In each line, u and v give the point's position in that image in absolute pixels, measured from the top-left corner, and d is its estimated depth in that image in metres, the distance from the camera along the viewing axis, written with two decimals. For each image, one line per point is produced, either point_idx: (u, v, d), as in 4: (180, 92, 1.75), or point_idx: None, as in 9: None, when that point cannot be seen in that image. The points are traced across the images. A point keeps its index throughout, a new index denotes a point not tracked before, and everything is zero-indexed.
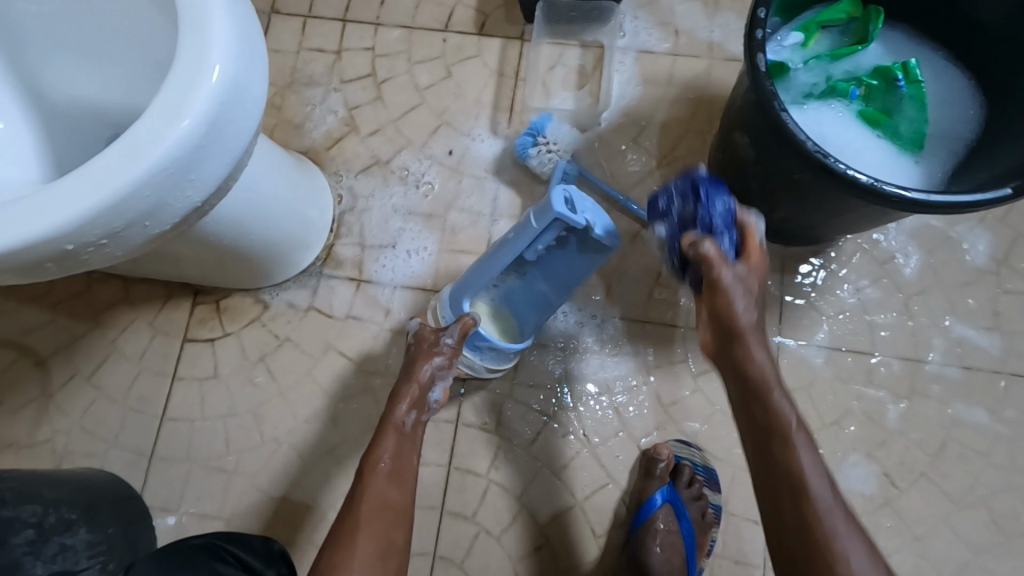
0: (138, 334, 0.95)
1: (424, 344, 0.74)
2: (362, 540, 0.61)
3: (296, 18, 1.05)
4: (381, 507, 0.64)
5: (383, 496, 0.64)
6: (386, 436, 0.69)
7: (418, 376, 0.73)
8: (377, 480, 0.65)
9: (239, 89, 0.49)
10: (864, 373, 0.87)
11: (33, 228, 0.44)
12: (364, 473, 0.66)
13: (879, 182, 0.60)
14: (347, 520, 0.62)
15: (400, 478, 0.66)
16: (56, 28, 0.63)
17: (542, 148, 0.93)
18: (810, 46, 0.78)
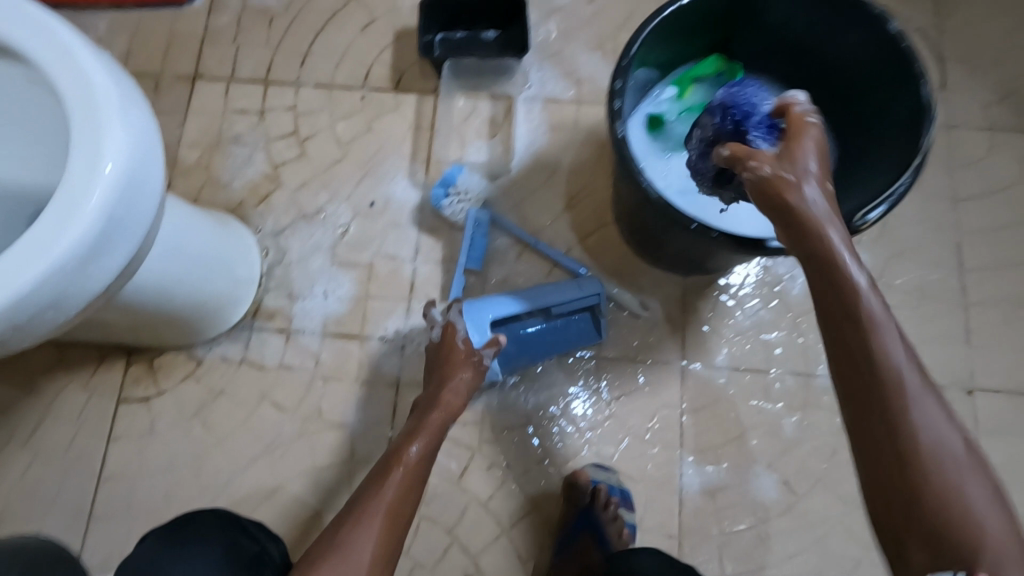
0: (72, 397, 0.97)
1: (460, 352, 0.82)
2: (377, 524, 0.63)
3: (221, 81, 1.10)
4: (399, 498, 0.66)
5: (406, 488, 0.68)
6: (417, 438, 0.73)
7: (455, 380, 0.80)
8: (401, 475, 0.68)
9: (133, 183, 0.55)
10: (762, 389, 0.95)
11: None
12: (390, 467, 0.69)
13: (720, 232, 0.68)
14: (368, 503, 0.65)
15: (421, 474, 0.70)
16: None
17: (455, 199, 1.01)
18: (685, 98, 0.86)
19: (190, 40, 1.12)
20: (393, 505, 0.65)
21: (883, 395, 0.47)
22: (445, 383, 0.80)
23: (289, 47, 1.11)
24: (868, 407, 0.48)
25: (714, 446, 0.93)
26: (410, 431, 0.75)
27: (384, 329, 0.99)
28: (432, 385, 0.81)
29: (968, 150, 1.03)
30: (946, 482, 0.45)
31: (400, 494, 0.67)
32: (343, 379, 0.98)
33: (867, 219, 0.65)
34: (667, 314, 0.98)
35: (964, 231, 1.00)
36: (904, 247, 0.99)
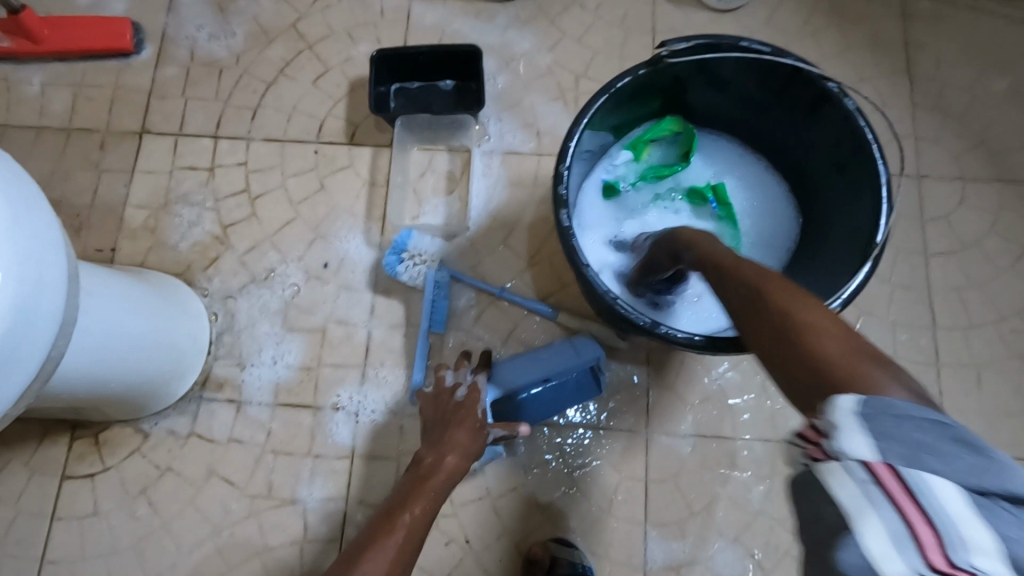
0: (14, 476, 0.94)
1: (474, 417, 0.77)
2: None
3: (169, 137, 1.06)
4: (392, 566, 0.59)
5: (403, 556, 0.60)
6: (416, 499, 0.66)
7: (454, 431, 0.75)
8: (399, 536, 0.61)
9: (28, 304, 0.52)
10: (728, 458, 0.92)
11: None
12: (386, 528, 0.62)
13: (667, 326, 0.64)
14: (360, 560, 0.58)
15: (419, 538, 0.63)
16: None
17: (409, 263, 0.97)
18: (642, 161, 0.84)
19: (137, 94, 1.08)
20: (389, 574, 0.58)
21: (788, 306, 0.45)
22: (452, 437, 0.74)
23: (240, 100, 1.08)
24: (782, 340, 0.43)
25: (678, 519, 0.89)
26: (410, 489, 0.68)
27: (335, 397, 0.95)
28: (431, 443, 0.74)
29: (938, 201, 1.00)
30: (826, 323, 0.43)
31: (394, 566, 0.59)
32: (294, 452, 0.94)
33: None
34: (631, 380, 0.94)
35: (935, 287, 0.97)
36: (874, 305, 0.96)
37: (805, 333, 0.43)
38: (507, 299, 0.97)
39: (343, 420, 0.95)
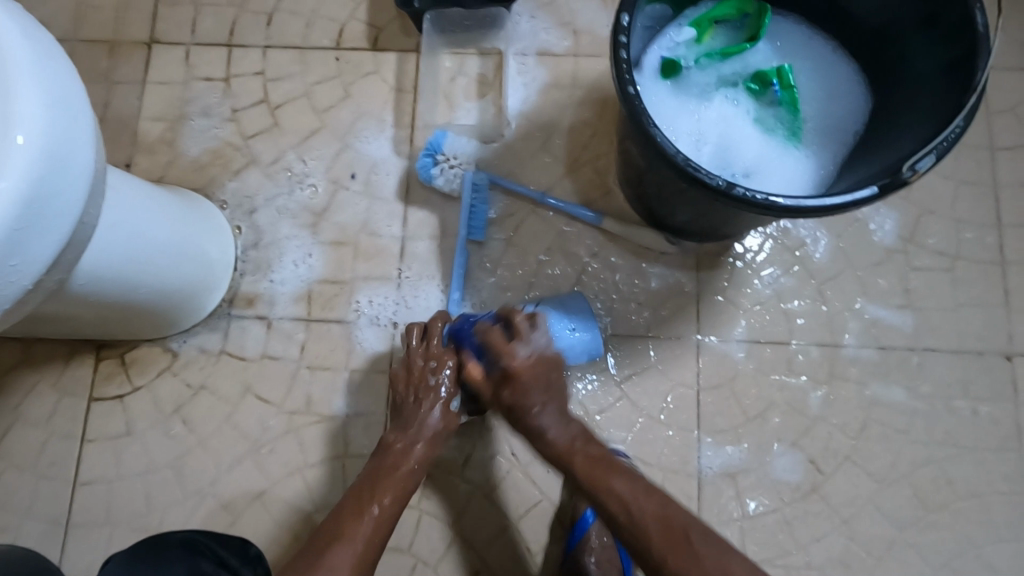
0: (42, 398, 0.90)
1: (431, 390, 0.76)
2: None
3: (181, 46, 1.00)
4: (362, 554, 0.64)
5: (370, 551, 0.64)
6: (388, 487, 0.69)
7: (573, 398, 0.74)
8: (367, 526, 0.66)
9: (55, 158, 0.46)
10: (784, 363, 0.88)
11: None
12: (357, 515, 0.66)
13: (738, 186, 0.60)
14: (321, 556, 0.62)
15: (382, 534, 0.66)
16: None
17: (445, 166, 0.91)
18: (704, 43, 0.77)
19: (145, 2, 1.01)
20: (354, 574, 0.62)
21: (670, 548, 0.60)
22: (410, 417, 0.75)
23: (255, 7, 1.01)
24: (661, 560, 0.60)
25: (733, 426, 0.86)
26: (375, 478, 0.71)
27: (356, 303, 0.92)
28: (401, 418, 0.76)
29: (1006, 93, 0.93)
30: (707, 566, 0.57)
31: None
32: (330, 367, 0.90)
33: (918, 169, 0.57)
34: (680, 285, 0.90)
35: (1001, 184, 0.91)
36: (936, 204, 0.91)
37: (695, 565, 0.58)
38: (549, 205, 0.92)
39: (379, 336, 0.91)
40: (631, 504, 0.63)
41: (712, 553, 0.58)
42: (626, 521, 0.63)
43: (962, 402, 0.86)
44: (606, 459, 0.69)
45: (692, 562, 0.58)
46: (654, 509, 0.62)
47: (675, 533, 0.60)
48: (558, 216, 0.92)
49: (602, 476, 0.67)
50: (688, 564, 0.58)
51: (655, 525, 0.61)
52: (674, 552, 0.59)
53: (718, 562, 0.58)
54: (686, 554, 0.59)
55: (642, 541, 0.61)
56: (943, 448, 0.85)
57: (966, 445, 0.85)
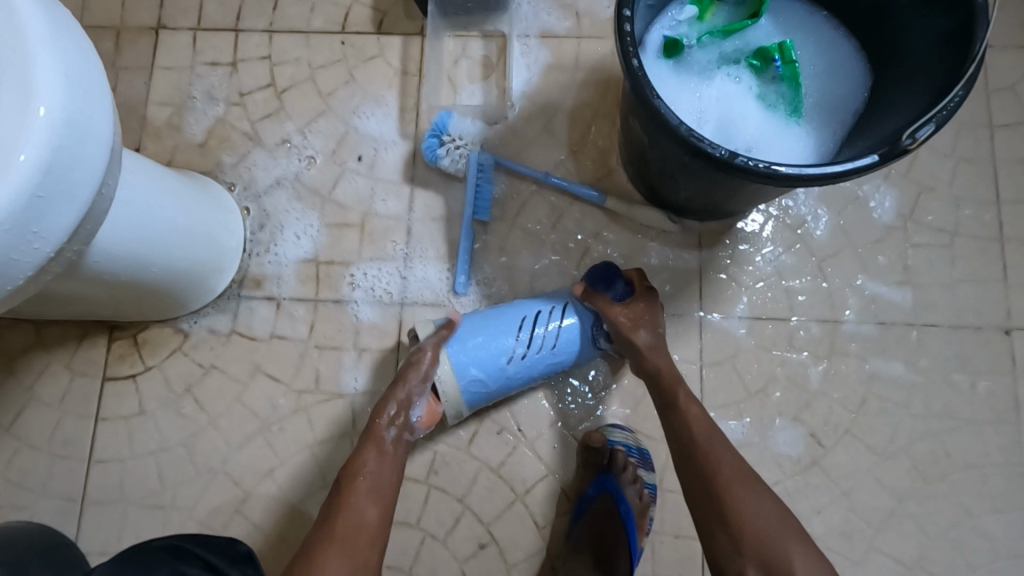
0: (55, 378, 0.92)
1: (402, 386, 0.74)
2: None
3: (187, 32, 1.01)
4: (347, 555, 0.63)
5: (357, 529, 0.64)
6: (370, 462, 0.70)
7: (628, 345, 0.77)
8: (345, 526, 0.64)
9: (74, 130, 0.47)
10: (785, 339, 0.89)
11: None
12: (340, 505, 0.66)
13: (739, 156, 0.61)
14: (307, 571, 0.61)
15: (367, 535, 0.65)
16: None
17: (450, 146, 0.92)
18: (705, 20, 0.78)
19: None
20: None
21: (741, 488, 0.65)
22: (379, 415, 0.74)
23: None
24: (743, 487, 0.65)
25: (735, 401, 0.88)
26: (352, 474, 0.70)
27: (350, 275, 0.94)
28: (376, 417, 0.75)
29: (1005, 72, 0.94)
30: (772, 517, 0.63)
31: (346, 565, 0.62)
32: (338, 346, 0.92)
33: (917, 138, 0.58)
34: (682, 263, 0.91)
35: (1000, 161, 0.92)
36: (935, 181, 0.92)
37: (754, 504, 0.64)
38: (553, 185, 0.93)
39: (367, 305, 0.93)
40: (709, 436, 0.69)
41: (772, 503, 0.64)
42: (704, 450, 0.68)
43: (961, 376, 0.88)
44: (692, 398, 0.73)
45: (755, 500, 0.64)
46: (731, 458, 0.67)
47: (744, 475, 0.66)
48: (561, 196, 0.93)
49: (682, 407, 0.72)
50: (750, 499, 0.64)
51: (732, 469, 0.66)
52: (735, 488, 0.65)
53: (776, 514, 0.63)
54: (750, 495, 0.64)
55: (714, 467, 0.66)
56: (941, 421, 0.87)
57: (965, 418, 0.87)
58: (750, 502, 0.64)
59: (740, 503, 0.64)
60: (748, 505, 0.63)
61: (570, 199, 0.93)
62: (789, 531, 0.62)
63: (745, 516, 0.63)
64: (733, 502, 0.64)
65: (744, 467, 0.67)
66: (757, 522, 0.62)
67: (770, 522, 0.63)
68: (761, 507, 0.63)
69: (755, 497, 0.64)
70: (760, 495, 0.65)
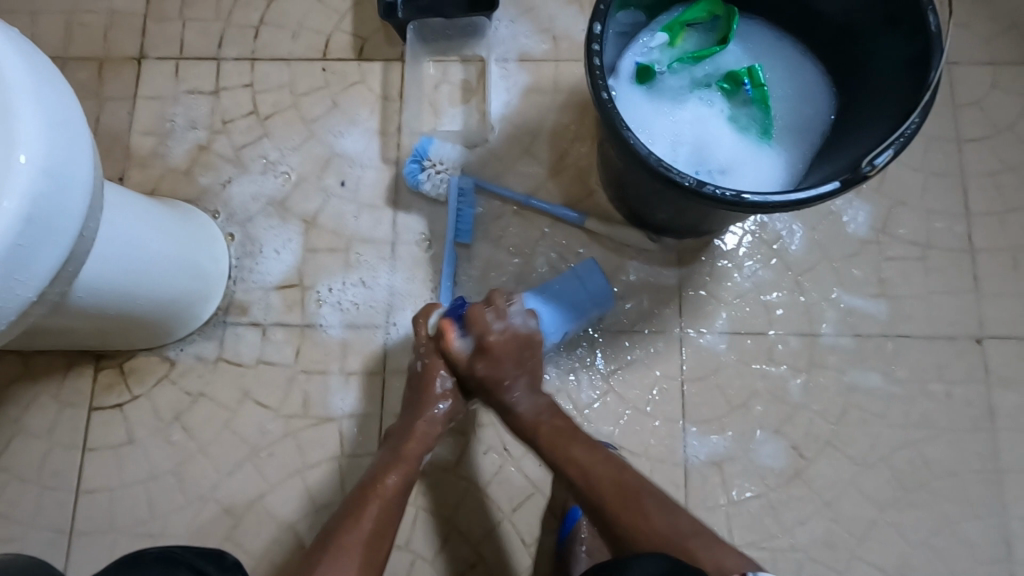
0: (42, 410, 0.92)
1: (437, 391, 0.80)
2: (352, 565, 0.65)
3: (171, 61, 1.02)
4: (369, 544, 0.67)
5: (381, 522, 0.69)
6: (396, 467, 0.74)
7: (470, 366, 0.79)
8: (375, 509, 0.70)
9: (54, 176, 0.48)
10: (764, 353, 0.91)
11: None
12: (364, 499, 0.71)
13: (708, 184, 0.63)
14: (335, 546, 0.66)
15: (388, 531, 0.70)
16: None
17: (432, 172, 0.94)
18: (677, 46, 0.80)
19: (134, 19, 1.03)
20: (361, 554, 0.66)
21: (619, 509, 0.66)
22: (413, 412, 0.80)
23: (241, 21, 1.03)
24: (624, 504, 0.66)
25: (717, 416, 0.89)
26: (381, 464, 0.76)
27: (317, 293, 0.95)
28: (404, 417, 0.80)
29: (971, 86, 0.97)
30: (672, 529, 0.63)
31: (365, 549, 0.67)
32: (325, 370, 0.93)
33: (876, 164, 0.60)
34: (661, 280, 0.93)
35: (969, 174, 0.95)
36: (907, 195, 0.95)
37: (638, 512, 0.65)
38: (534, 207, 0.94)
39: (346, 327, 0.94)
40: (583, 463, 0.71)
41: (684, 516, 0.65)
42: (586, 485, 0.70)
43: (937, 385, 0.89)
44: (569, 430, 0.75)
45: (638, 512, 0.65)
46: (604, 467, 0.70)
47: (627, 492, 0.67)
48: (542, 216, 0.95)
49: (563, 446, 0.73)
50: (629, 514, 0.65)
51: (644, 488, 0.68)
52: (619, 509, 0.66)
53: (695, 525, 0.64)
54: (641, 515, 0.65)
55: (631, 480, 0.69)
56: (919, 430, 0.88)
57: (942, 427, 0.88)
58: (632, 513, 0.65)
59: (638, 517, 0.65)
60: (652, 529, 0.64)
61: (550, 218, 0.95)
62: (686, 531, 0.63)
63: (640, 542, 0.64)
64: (614, 520, 0.66)
65: (628, 486, 0.68)
66: (650, 539, 0.63)
67: (663, 533, 0.63)
68: (649, 508, 0.65)
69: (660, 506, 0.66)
70: (659, 509, 0.66)
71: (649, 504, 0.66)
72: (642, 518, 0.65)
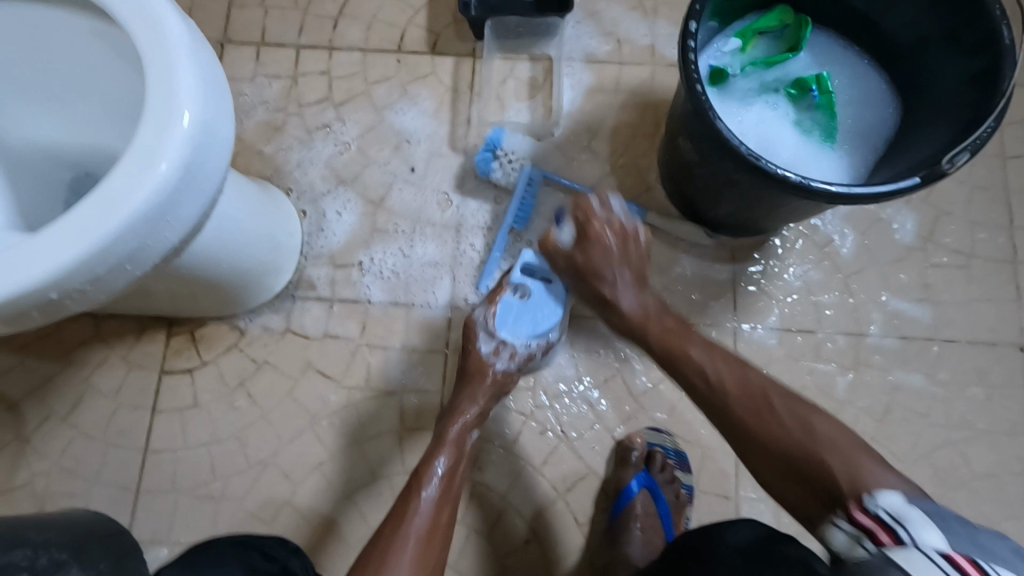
0: (113, 370, 0.95)
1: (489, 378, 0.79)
2: (412, 547, 0.63)
3: (250, 46, 1.07)
4: (432, 525, 0.66)
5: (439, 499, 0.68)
6: (445, 448, 0.73)
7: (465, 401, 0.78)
8: (433, 490, 0.69)
9: (207, 133, 0.52)
10: (813, 350, 0.94)
11: (32, 273, 0.48)
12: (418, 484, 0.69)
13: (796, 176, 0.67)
14: (401, 530, 0.64)
15: (445, 512, 0.68)
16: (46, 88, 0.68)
17: (503, 160, 0.98)
18: (747, 52, 0.84)
19: (216, 4, 1.08)
20: (422, 546, 0.63)
21: (752, 419, 0.60)
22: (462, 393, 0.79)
23: (319, 11, 1.08)
24: (749, 415, 0.60)
25: None
26: (430, 447, 0.75)
27: (359, 263, 0.99)
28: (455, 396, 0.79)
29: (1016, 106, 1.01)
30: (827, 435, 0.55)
31: (439, 502, 0.68)
32: (388, 346, 0.96)
33: (954, 163, 0.64)
34: (714, 275, 0.97)
35: (1012, 189, 0.99)
36: (952, 206, 0.99)
37: (776, 427, 0.58)
38: None
39: (409, 305, 0.97)
40: (710, 372, 0.64)
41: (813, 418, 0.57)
42: (708, 382, 0.64)
43: (978, 389, 0.93)
44: (681, 330, 0.71)
45: (776, 423, 0.58)
46: (755, 374, 0.62)
47: (755, 396, 0.60)
48: None
49: (679, 344, 0.69)
50: (760, 428, 0.59)
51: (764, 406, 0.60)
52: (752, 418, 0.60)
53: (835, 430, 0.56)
54: (768, 419, 0.59)
55: (731, 409, 0.62)
56: (959, 431, 0.92)
57: (982, 429, 0.92)
58: (769, 428, 0.58)
59: (759, 435, 0.59)
60: (775, 437, 0.58)
61: None
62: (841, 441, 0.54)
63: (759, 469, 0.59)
64: (745, 432, 0.60)
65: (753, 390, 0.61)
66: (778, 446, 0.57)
67: (800, 441, 0.56)
68: (783, 416, 0.58)
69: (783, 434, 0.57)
70: (817, 417, 0.57)
71: (802, 406, 0.58)
72: (762, 429, 0.59)
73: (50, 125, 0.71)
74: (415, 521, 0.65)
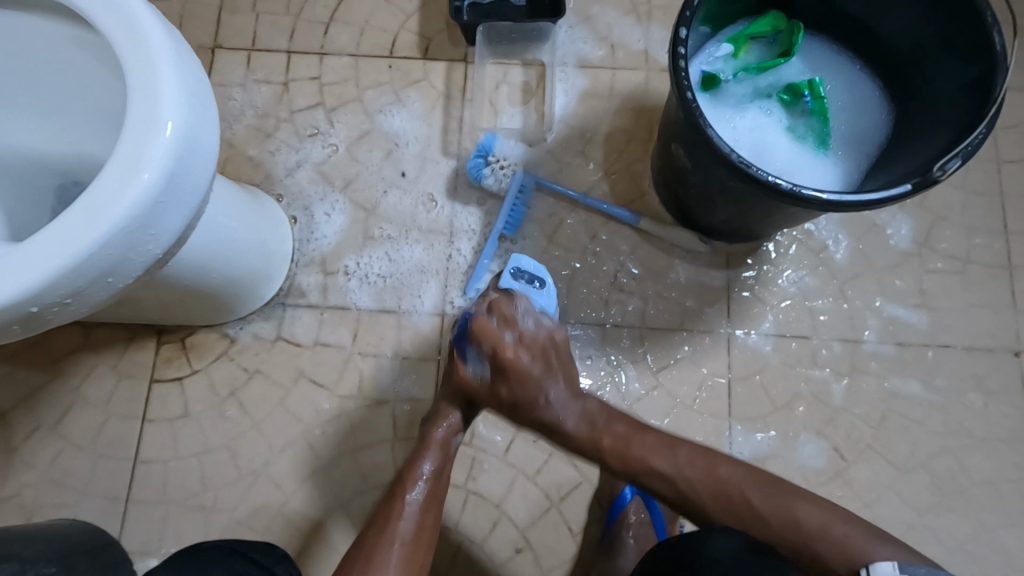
0: (102, 379, 0.94)
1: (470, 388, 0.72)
2: (395, 553, 0.63)
3: (242, 52, 1.06)
4: (417, 536, 0.65)
5: (424, 507, 0.67)
6: (427, 451, 0.72)
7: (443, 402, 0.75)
8: (417, 497, 0.68)
9: (191, 143, 0.52)
10: (809, 356, 0.93)
11: (13, 287, 0.47)
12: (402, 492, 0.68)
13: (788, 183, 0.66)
14: (384, 538, 0.64)
15: (429, 521, 0.67)
16: (32, 95, 0.68)
17: (495, 167, 0.97)
18: (739, 57, 0.84)
19: (207, 10, 1.07)
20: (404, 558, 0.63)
21: (728, 500, 0.62)
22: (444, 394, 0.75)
23: (310, 16, 1.07)
24: (716, 510, 0.62)
25: (761, 414, 0.92)
26: (414, 451, 0.73)
27: (344, 267, 0.98)
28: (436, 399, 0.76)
29: (1011, 111, 1.01)
30: (818, 526, 0.57)
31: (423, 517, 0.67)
32: (380, 354, 0.95)
33: (947, 169, 0.64)
34: (708, 281, 0.96)
35: (1007, 194, 0.99)
36: (948, 211, 0.98)
37: (786, 510, 0.59)
38: (588, 205, 0.97)
39: (402, 312, 0.96)
40: (679, 484, 0.65)
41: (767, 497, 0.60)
42: (682, 490, 0.64)
43: (975, 395, 0.92)
44: (628, 434, 0.69)
45: (748, 509, 0.60)
46: (741, 471, 0.63)
47: (727, 490, 0.62)
48: (596, 213, 0.98)
49: (630, 454, 0.68)
50: (756, 520, 0.60)
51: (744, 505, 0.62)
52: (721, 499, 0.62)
53: (754, 484, 0.61)
54: (771, 501, 0.60)
55: (695, 506, 0.64)
56: (956, 438, 0.91)
57: (979, 436, 0.91)
58: (743, 517, 0.61)
59: (746, 523, 0.60)
60: (761, 517, 0.60)
61: (605, 216, 0.98)
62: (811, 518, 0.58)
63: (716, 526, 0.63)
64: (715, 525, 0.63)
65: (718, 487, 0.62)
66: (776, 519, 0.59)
67: (800, 524, 0.57)
68: (757, 505, 0.60)
69: (755, 516, 0.60)
70: (811, 505, 0.58)
71: (760, 495, 0.60)
72: (771, 517, 0.59)
73: (34, 133, 0.70)
74: (398, 530, 0.65)
